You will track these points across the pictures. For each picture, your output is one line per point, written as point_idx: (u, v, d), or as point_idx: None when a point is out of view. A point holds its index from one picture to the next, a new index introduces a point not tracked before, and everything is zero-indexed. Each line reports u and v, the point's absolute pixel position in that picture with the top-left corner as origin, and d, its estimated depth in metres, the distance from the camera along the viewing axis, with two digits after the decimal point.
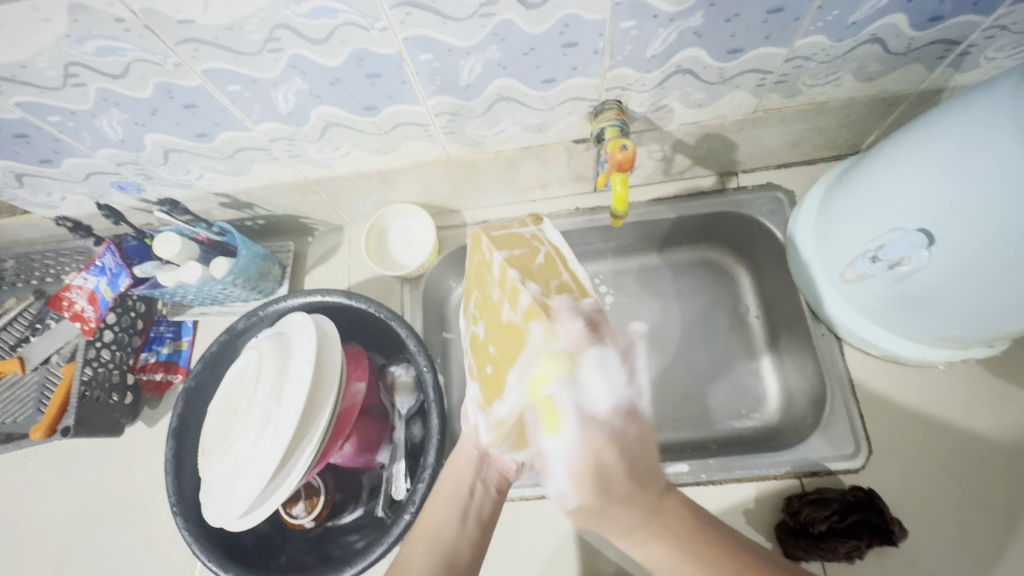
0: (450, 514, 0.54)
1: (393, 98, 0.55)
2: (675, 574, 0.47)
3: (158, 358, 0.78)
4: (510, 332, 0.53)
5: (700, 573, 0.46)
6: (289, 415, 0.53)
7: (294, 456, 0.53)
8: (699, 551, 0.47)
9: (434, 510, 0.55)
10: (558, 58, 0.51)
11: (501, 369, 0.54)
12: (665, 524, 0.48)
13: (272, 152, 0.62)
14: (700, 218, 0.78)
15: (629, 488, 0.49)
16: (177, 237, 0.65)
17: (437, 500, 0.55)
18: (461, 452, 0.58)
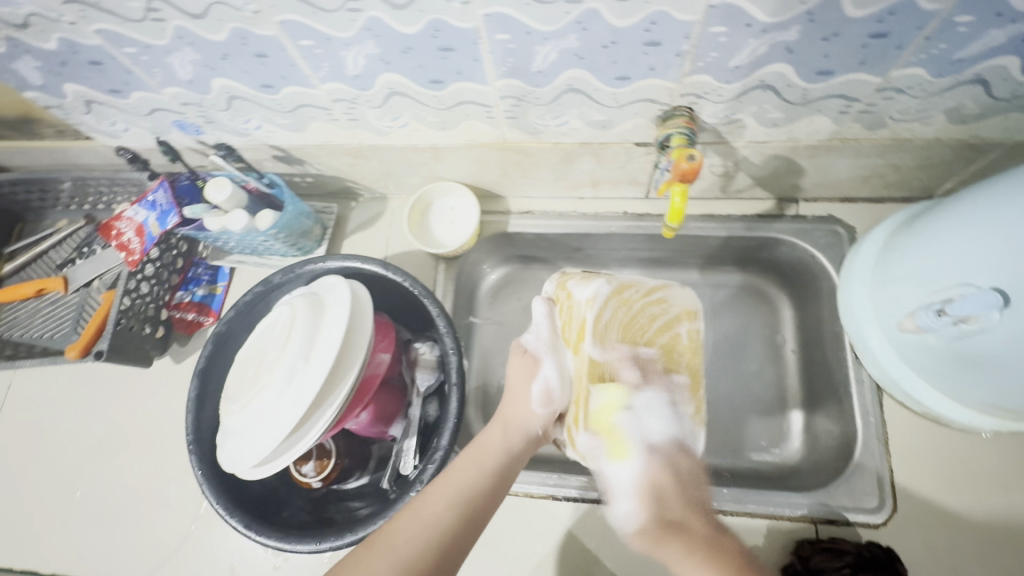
0: (473, 476, 0.54)
1: (461, 74, 0.53)
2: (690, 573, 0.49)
3: (193, 298, 0.80)
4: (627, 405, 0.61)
5: None
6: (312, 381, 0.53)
7: (311, 422, 0.53)
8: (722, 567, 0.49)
9: (467, 464, 0.55)
10: (637, 55, 0.49)
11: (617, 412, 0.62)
12: (705, 556, 0.50)
13: (332, 112, 0.62)
14: (751, 241, 0.75)
15: (670, 525, 0.53)
16: (229, 183, 0.66)
17: (461, 462, 0.55)
18: (519, 421, 0.61)
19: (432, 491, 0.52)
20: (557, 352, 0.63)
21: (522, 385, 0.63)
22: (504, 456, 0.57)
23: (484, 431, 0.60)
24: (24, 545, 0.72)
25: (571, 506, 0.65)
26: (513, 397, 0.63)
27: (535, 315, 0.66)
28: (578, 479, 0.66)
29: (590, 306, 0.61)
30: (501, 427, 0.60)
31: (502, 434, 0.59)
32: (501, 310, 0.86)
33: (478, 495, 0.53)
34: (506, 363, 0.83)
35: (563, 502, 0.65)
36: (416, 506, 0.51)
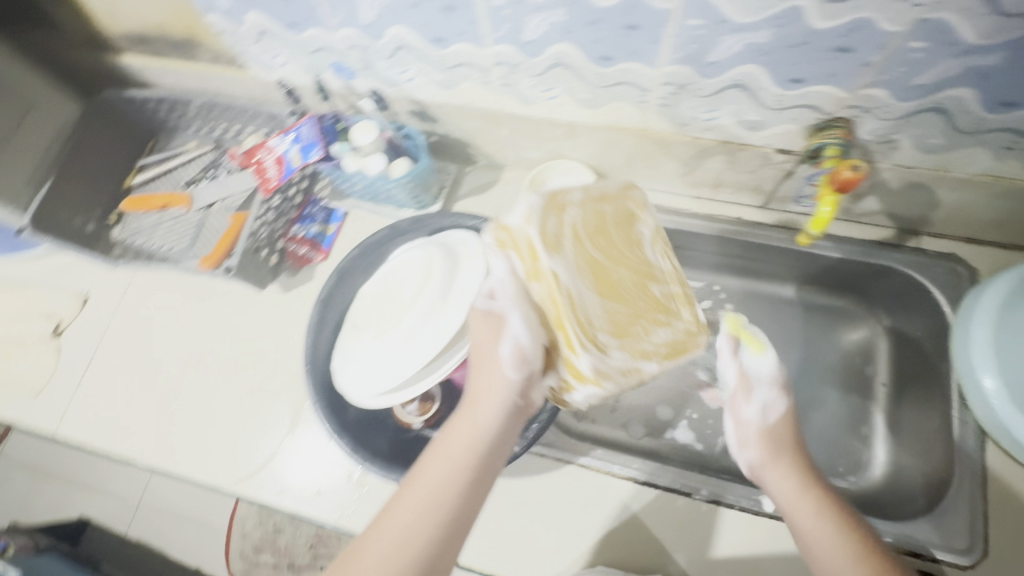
0: (475, 475, 0.49)
1: (634, 54, 0.55)
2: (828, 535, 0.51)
3: (306, 235, 0.83)
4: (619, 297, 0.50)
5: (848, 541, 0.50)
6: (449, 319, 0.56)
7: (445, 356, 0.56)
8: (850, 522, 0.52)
9: (463, 432, 0.51)
10: (822, 59, 0.49)
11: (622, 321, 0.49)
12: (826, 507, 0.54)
13: (489, 75, 0.64)
14: (862, 267, 0.75)
15: (785, 480, 0.57)
16: (375, 128, 0.70)
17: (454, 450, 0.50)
18: (493, 394, 0.53)
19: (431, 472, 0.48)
20: (530, 307, 0.50)
21: (486, 347, 0.53)
22: (491, 430, 0.51)
23: (481, 391, 0.54)
24: (128, 434, 0.78)
25: (650, 493, 0.67)
26: (482, 396, 0.53)
27: (496, 274, 0.51)
28: (661, 468, 0.67)
29: (585, 202, 0.52)
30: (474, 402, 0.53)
31: (491, 420, 0.52)
32: None
33: (471, 475, 0.49)
34: None
35: (644, 487, 0.67)
36: (411, 488, 0.47)
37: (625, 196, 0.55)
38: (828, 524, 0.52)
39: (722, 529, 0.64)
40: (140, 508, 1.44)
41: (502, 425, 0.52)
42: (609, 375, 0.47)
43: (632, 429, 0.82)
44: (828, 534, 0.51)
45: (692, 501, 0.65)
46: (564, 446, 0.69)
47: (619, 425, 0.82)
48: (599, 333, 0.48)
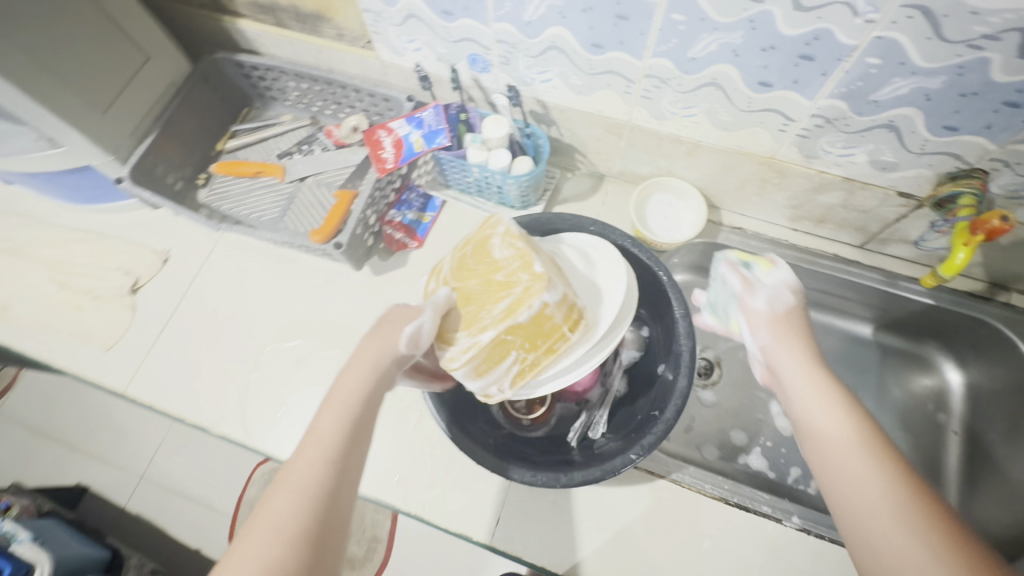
0: (336, 420, 0.45)
1: (795, 83, 0.57)
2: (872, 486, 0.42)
3: (402, 220, 0.82)
4: (500, 290, 0.51)
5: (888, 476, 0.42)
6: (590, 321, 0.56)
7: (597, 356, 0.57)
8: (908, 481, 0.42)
9: (341, 397, 0.47)
10: (986, 111, 0.52)
11: (474, 312, 0.52)
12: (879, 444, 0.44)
13: (632, 86, 0.65)
14: (951, 315, 0.77)
15: (813, 395, 0.50)
16: (506, 123, 0.70)
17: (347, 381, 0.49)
18: (359, 361, 0.50)
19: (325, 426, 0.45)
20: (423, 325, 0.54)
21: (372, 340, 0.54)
22: (358, 398, 0.47)
23: (359, 349, 0.51)
24: (200, 402, 0.75)
25: (741, 514, 0.68)
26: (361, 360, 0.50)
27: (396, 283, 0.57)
28: (750, 491, 0.68)
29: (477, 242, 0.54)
30: (372, 354, 0.51)
31: (362, 369, 0.49)
32: None
33: (360, 431, 0.46)
34: None
35: (734, 508, 0.68)
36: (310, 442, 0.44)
37: (486, 225, 0.56)
38: (869, 464, 0.43)
39: (811, 557, 0.65)
40: (144, 480, 1.23)
41: (374, 374, 0.49)
42: (456, 361, 0.52)
43: (705, 451, 0.82)
44: (849, 460, 0.44)
45: (782, 526, 0.66)
46: (657, 459, 0.70)
47: (693, 445, 0.82)
48: (451, 327, 0.53)
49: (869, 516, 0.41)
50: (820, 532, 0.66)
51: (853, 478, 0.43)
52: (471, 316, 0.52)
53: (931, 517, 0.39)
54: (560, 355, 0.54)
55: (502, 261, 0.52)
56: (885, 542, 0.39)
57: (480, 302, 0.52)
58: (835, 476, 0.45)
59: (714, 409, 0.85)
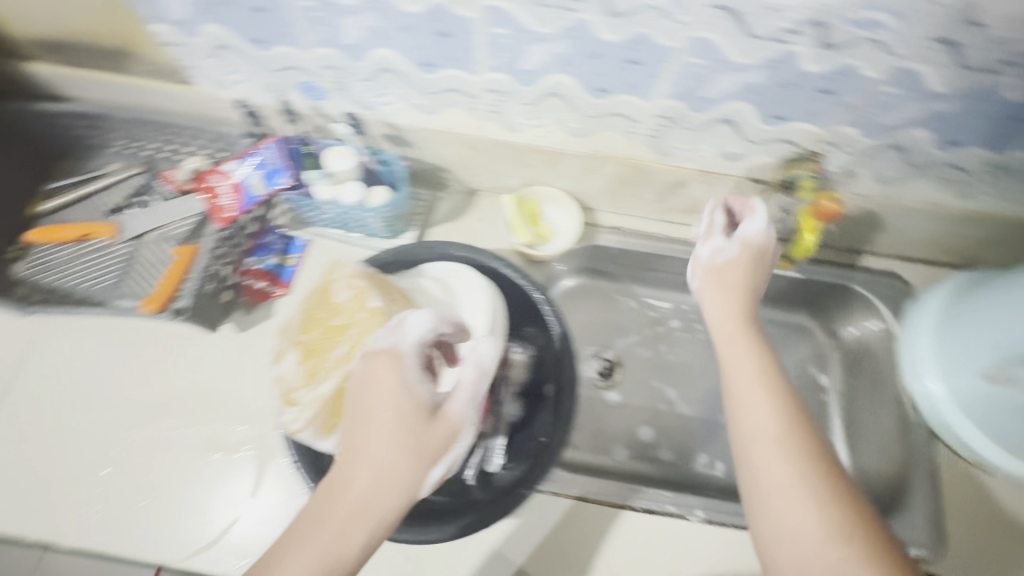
0: (346, 510, 0.43)
1: (630, 87, 0.55)
2: (794, 482, 0.46)
3: (263, 266, 0.75)
4: (337, 333, 0.51)
5: (795, 466, 0.47)
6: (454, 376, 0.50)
7: (464, 399, 0.51)
8: (831, 469, 0.47)
9: (370, 471, 0.44)
10: (805, 99, 0.53)
11: (316, 361, 0.51)
12: (789, 421, 0.50)
13: (477, 101, 0.62)
14: (818, 285, 0.82)
15: (736, 340, 0.59)
16: (351, 153, 0.65)
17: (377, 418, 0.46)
18: (375, 436, 0.45)
19: (360, 473, 0.45)
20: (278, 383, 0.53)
21: (365, 394, 0.47)
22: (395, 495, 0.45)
23: (432, 423, 0.47)
24: (42, 515, 0.64)
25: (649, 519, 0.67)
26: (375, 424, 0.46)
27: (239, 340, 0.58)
28: (654, 492, 0.67)
29: (320, 293, 0.55)
30: (413, 446, 0.46)
31: (382, 433, 0.45)
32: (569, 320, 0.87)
33: (390, 511, 0.44)
34: None
35: (641, 513, 0.66)
36: (342, 489, 0.44)
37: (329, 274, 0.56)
38: (787, 470, 0.47)
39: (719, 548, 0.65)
40: None
41: (396, 451, 0.45)
42: (295, 420, 0.49)
43: (615, 452, 0.82)
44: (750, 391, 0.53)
45: (689, 522, 0.66)
46: (560, 478, 0.67)
47: (603, 450, 0.82)
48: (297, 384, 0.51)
49: (788, 505, 0.45)
50: (724, 520, 0.66)
51: (767, 465, 0.48)
52: (314, 366, 0.52)
53: (846, 506, 0.44)
54: None
55: (348, 305, 0.51)
56: (762, 466, 0.48)
57: (323, 350, 0.51)
58: (742, 394, 0.53)
59: (619, 408, 0.85)
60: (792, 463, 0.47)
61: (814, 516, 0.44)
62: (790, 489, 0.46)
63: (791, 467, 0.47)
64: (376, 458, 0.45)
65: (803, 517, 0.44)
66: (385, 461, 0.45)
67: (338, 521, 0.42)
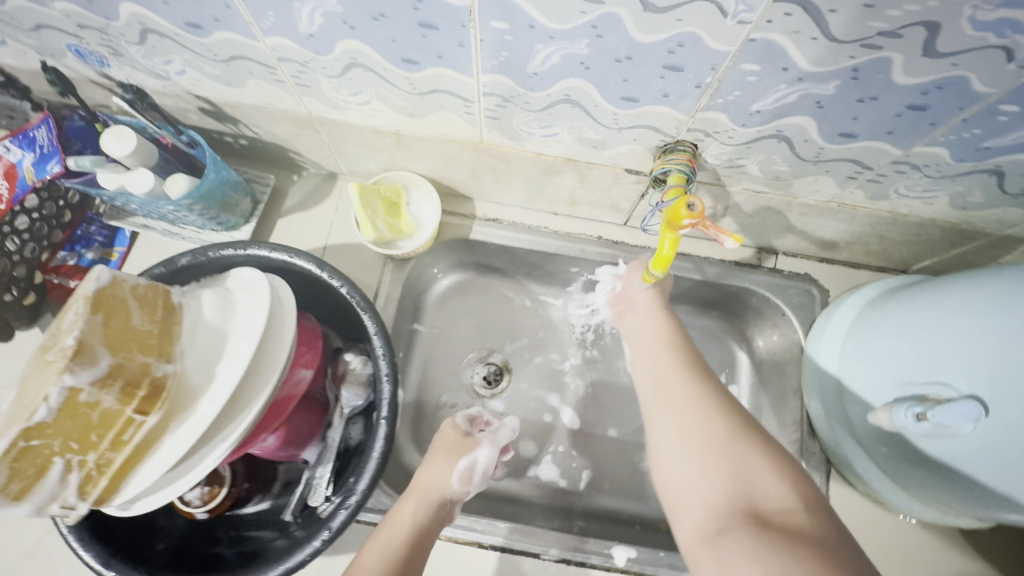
0: (387, 547, 0.49)
1: (441, 58, 0.44)
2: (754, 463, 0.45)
3: (79, 262, 0.65)
4: (39, 375, 0.37)
5: (750, 445, 0.46)
6: (187, 412, 0.42)
7: (219, 444, 0.44)
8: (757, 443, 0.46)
9: (401, 511, 0.53)
10: (652, 77, 0.41)
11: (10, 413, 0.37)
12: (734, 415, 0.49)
13: (277, 72, 0.50)
14: (723, 288, 0.71)
15: (669, 370, 0.55)
16: (133, 133, 0.53)
17: (427, 460, 0.58)
18: (430, 486, 0.55)
19: (421, 481, 0.56)
20: None
21: (436, 451, 0.59)
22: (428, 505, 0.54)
23: (425, 466, 0.57)
24: None
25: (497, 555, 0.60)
26: (433, 461, 0.58)
27: None
28: (505, 527, 0.61)
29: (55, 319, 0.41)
30: (415, 495, 0.54)
31: (434, 473, 0.56)
32: (449, 321, 0.77)
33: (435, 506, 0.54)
34: (445, 375, 0.75)
35: (489, 551, 0.61)
36: (396, 530, 0.51)
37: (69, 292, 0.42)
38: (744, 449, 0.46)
39: None
40: None
41: (437, 474, 0.56)
42: None
43: None
44: (675, 380, 0.54)
45: (541, 561, 0.61)
46: None
47: None
48: None
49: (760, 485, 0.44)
50: (581, 559, 0.60)
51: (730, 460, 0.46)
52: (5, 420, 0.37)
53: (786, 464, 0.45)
54: (141, 445, 0.40)
55: (66, 329, 0.39)
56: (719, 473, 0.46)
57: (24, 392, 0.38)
58: (647, 377, 0.57)
59: None
60: (722, 421, 0.49)
61: (766, 470, 0.45)
62: (721, 449, 0.47)
63: (756, 452, 0.46)
64: (435, 489, 0.55)
65: (789, 504, 0.42)
66: (434, 476, 0.56)
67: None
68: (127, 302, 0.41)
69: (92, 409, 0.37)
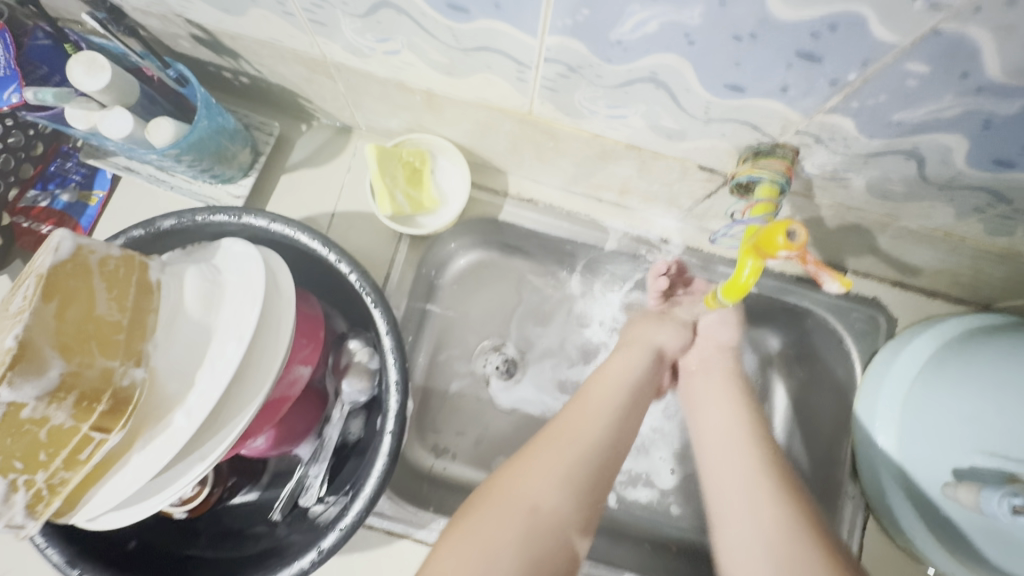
0: (568, 455, 0.44)
1: (499, 9, 0.34)
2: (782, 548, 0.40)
3: (52, 205, 0.57)
4: None
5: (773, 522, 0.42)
6: (158, 425, 0.35)
7: (196, 461, 0.37)
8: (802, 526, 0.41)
9: (564, 431, 0.46)
10: (776, 65, 0.32)
11: None
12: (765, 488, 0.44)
13: (286, 3, 0.40)
14: (777, 303, 0.63)
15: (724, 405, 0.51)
16: (109, 64, 0.43)
17: (592, 388, 0.50)
18: (599, 406, 0.48)
19: (580, 403, 0.49)
20: None
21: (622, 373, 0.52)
22: (603, 425, 0.47)
23: (596, 378, 0.51)
24: None
25: None
26: (607, 377, 0.51)
27: None
28: None
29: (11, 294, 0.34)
30: (581, 411, 0.48)
31: (614, 386, 0.51)
32: (466, 303, 0.69)
33: (614, 426, 0.47)
34: (456, 364, 0.69)
35: None
36: (546, 483, 0.42)
37: (27, 263, 0.34)
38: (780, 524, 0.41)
39: None
40: None
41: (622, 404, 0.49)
42: None
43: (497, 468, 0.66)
44: (732, 452, 0.48)
45: None
46: (402, 516, 0.56)
47: (483, 465, 0.66)
48: None
49: None
50: None
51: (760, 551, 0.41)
52: None
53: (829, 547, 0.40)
54: (101, 462, 0.34)
55: (13, 316, 0.31)
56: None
57: None
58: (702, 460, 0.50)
59: (511, 414, 0.68)
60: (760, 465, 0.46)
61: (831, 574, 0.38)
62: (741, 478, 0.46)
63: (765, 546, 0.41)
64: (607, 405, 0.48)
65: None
66: (596, 391, 0.50)
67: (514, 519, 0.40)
68: (91, 283, 0.33)
69: (38, 426, 0.30)
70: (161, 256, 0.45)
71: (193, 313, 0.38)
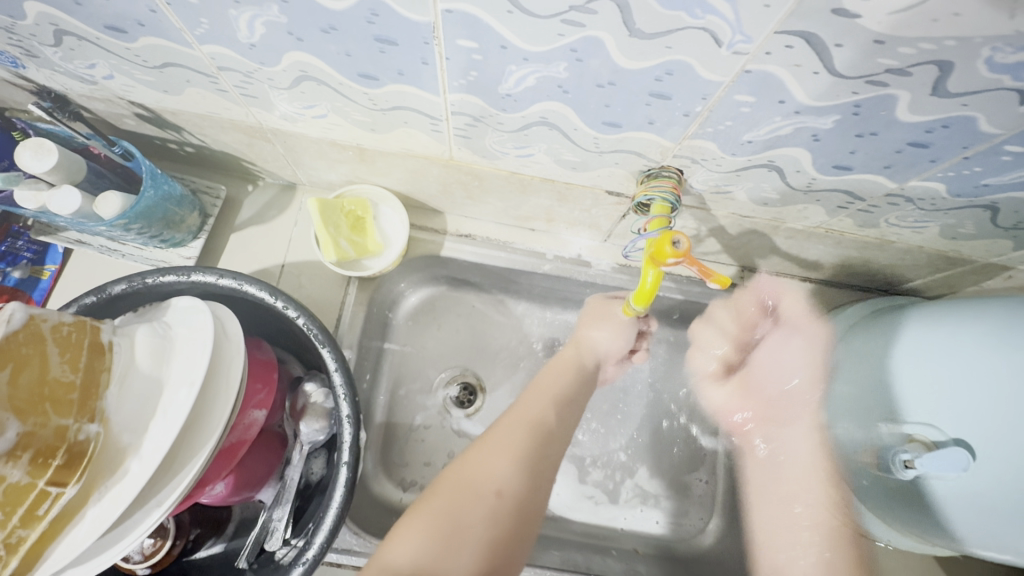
0: (523, 432, 0.50)
1: (403, 75, 0.39)
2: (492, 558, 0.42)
3: (3, 281, 0.59)
4: None
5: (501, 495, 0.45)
6: (114, 476, 0.37)
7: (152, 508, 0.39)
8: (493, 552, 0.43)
9: (513, 420, 0.51)
10: (636, 104, 0.38)
11: None
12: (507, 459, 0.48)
13: (218, 82, 0.45)
14: (705, 308, 0.69)
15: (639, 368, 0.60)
16: (55, 147, 0.47)
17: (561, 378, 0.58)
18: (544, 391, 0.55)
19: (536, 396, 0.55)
20: None
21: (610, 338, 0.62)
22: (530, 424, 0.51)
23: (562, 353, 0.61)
24: None
25: None
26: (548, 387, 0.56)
27: None
28: None
29: None
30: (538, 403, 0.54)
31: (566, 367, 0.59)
32: (420, 338, 0.72)
33: (546, 422, 0.52)
34: (416, 397, 0.71)
35: None
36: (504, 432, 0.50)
37: None
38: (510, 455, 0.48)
39: None
40: None
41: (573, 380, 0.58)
42: None
43: None
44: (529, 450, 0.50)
45: None
46: (369, 550, 0.57)
47: None
48: None
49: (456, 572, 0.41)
50: None
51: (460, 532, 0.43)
52: None
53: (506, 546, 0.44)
54: (56, 517, 0.35)
55: None
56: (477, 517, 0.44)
57: None
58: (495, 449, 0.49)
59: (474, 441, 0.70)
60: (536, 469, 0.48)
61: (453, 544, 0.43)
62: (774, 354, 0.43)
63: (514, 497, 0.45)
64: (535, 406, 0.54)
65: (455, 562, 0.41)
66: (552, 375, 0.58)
67: (449, 495, 0.44)
68: (44, 349, 0.35)
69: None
70: (114, 320, 0.47)
71: (147, 368, 0.40)
